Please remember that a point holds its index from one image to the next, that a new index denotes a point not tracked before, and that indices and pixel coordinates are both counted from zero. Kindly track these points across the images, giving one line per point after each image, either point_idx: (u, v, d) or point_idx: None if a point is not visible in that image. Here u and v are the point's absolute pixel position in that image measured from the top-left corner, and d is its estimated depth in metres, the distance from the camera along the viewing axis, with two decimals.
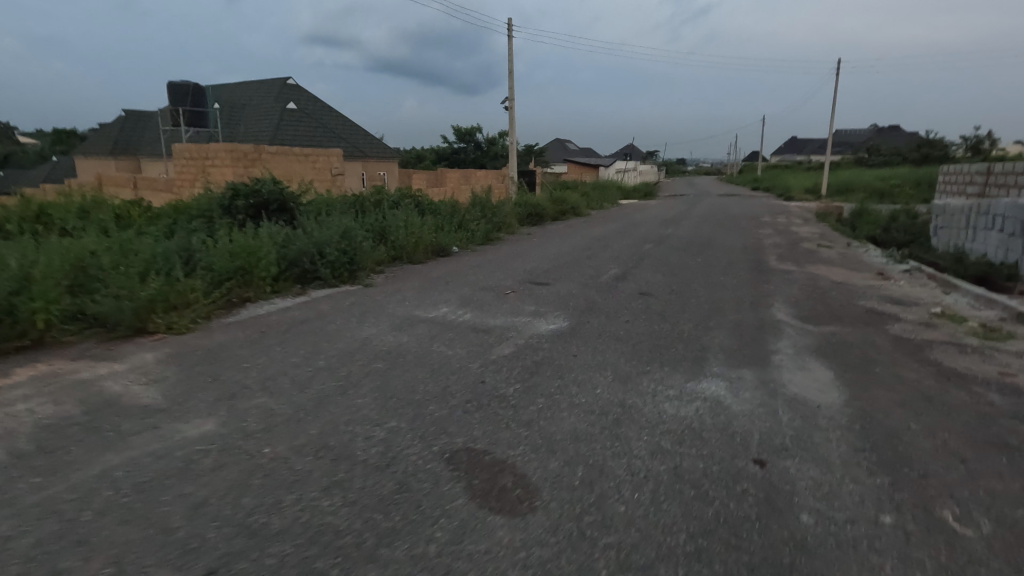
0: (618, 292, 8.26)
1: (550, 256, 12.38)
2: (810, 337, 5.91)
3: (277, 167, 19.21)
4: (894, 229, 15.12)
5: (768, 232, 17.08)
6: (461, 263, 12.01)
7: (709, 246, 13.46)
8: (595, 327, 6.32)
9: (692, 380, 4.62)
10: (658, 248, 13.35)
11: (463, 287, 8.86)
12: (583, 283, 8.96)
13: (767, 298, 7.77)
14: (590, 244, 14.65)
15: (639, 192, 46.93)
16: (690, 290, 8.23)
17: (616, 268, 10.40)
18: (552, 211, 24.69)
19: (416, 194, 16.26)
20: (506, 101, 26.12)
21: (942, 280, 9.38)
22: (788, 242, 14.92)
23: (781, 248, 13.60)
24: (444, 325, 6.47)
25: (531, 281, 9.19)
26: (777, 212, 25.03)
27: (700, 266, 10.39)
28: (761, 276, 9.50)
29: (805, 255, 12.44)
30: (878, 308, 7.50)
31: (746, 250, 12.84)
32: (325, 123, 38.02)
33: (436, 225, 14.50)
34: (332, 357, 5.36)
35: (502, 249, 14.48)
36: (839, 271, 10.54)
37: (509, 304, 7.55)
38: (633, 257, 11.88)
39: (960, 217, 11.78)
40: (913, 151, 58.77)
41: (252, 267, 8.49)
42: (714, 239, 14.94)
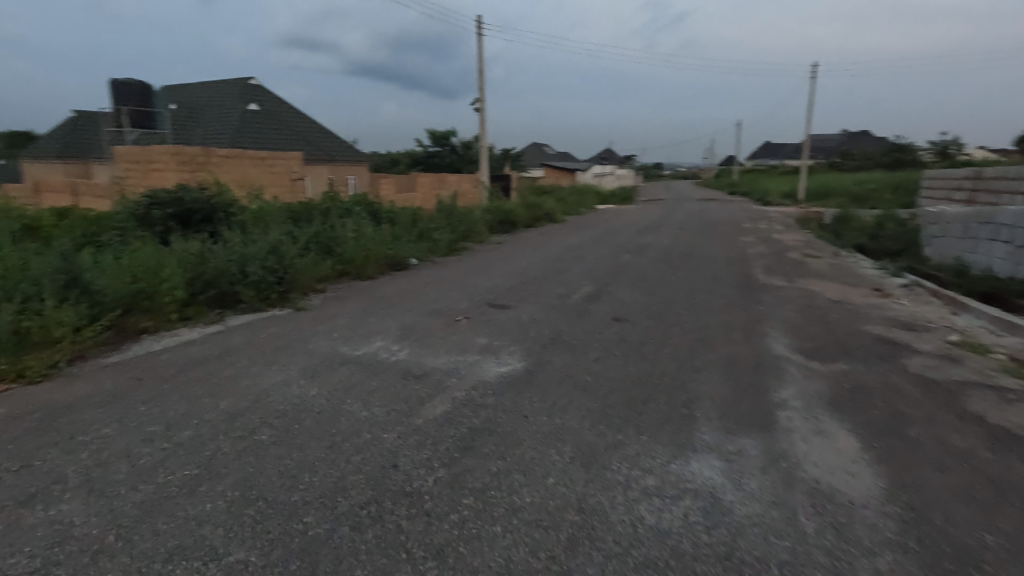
0: (589, 316, 7.13)
1: (516, 270, 11.19)
2: (819, 381, 4.80)
3: (228, 172, 17.67)
4: (882, 237, 14.29)
5: (750, 240, 16.17)
6: (416, 279, 10.75)
7: (690, 257, 12.43)
8: (557, 368, 5.16)
9: (676, 455, 3.48)
10: (635, 260, 12.29)
11: (410, 311, 7.64)
12: (549, 305, 7.79)
13: (760, 324, 6.69)
14: (562, 255, 13.52)
15: (617, 197, 46.11)
16: (670, 314, 7.13)
17: (588, 285, 9.27)
18: (525, 218, 23.51)
19: (374, 201, 14.94)
20: (476, 102, 24.90)
21: (947, 297, 8.44)
22: (773, 251, 13.99)
23: (766, 259, 12.63)
24: (373, 367, 5.25)
25: (491, 303, 7.99)
26: (757, 217, 24.25)
27: (682, 282, 9.33)
28: (749, 294, 8.47)
29: (793, 267, 11.50)
30: (886, 335, 6.49)
31: (729, 262, 11.87)
32: (291, 125, 36.42)
33: (393, 235, 13.19)
34: (211, 421, 4.10)
35: (466, 261, 13.26)
36: (832, 286, 9.58)
37: (459, 334, 6.35)
38: (608, 271, 10.77)
39: (957, 225, 10.91)
40: (886, 156, 59.15)
41: (154, 291, 7.11)
42: (695, 248, 13.94)
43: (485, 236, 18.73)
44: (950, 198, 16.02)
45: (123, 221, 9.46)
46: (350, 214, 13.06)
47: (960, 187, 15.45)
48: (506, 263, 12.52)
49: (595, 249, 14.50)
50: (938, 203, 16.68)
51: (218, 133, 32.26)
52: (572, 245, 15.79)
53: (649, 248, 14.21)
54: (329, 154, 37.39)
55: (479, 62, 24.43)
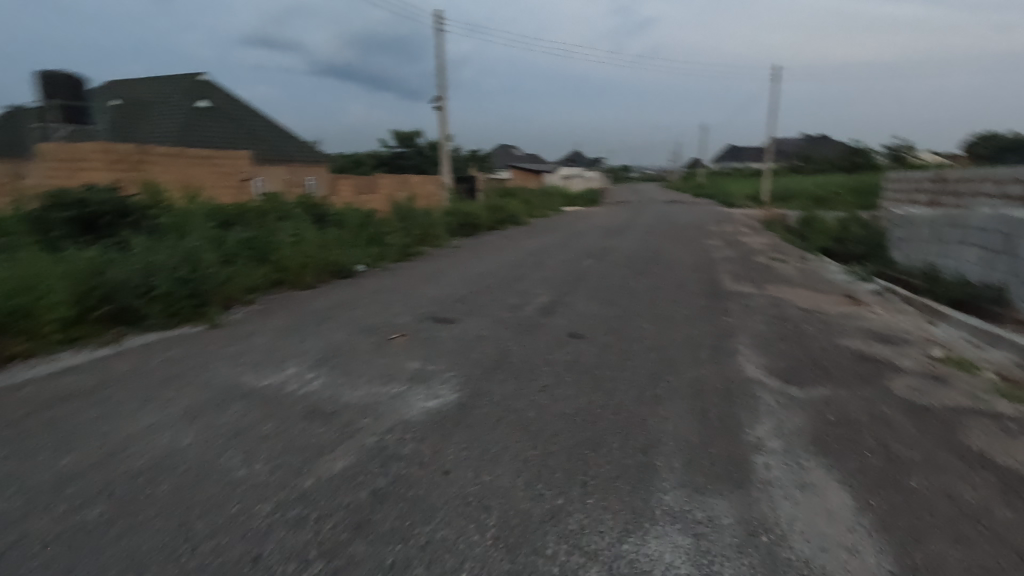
0: (542, 332, 6.37)
1: (470, 278, 10.36)
2: (797, 413, 4.14)
3: (167, 172, 16.32)
4: (848, 240, 13.99)
5: (716, 243, 15.73)
6: (361, 288, 9.81)
7: (655, 262, 11.83)
8: (497, 399, 4.36)
9: (629, 530, 2.73)
10: (598, 266, 11.62)
11: (340, 327, 6.73)
12: (499, 319, 7.00)
13: (728, 339, 6.04)
14: (522, 260, 12.76)
15: (584, 200, 45.72)
16: (631, 329, 6.43)
17: (545, 294, 8.52)
18: (488, 221, 22.69)
19: (321, 203, 13.88)
20: (437, 101, 23.98)
21: (921, 305, 7.99)
22: (740, 255, 13.55)
23: (733, 264, 12.13)
24: (276, 402, 4.36)
25: (434, 317, 7.15)
26: (723, 220, 24.00)
27: (646, 290, 8.67)
28: (717, 304, 7.85)
29: (761, 273, 11.00)
30: (864, 350, 5.92)
31: (695, 268, 11.31)
32: (244, 123, 34.78)
33: (338, 240, 12.18)
34: (38, 486, 3.17)
35: (419, 268, 12.35)
36: (802, 293, 9.06)
37: (390, 356, 5.50)
38: (568, 279, 10.05)
39: (925, 228, 10.57)
40: (845, 159, 60.54)
41: (31, 308, 6.02)
42: (661, 252, 13.39)
43: (444, 240, 17.83)
44: (912, 200, 15.89)
45: (16, 225, 8.27)
46: (291, 217, 12.02)
47: (922, 189, 15.31)
48: (460, 270, 11.68)
49: (557, 253, 13.80)
50: (901, 205, 16.56)
51: (165, 131, 30.47)
52: (533, 249, 15.05)
53: (613, 252, 13.57)
54: (286, 154, 35.85)
55: (439, 59, 23.51)
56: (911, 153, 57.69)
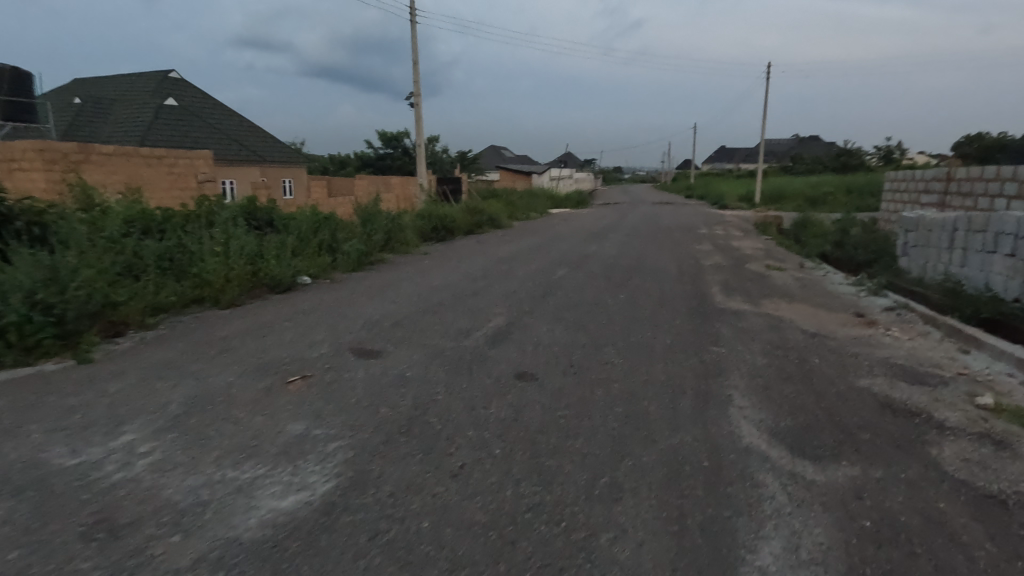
0: (484, 371, 5.05)
1: (423, 293, 9.02)
2: (819, 519, 2.83)
3: (113, 172, 13.96)
4: (849, 245, 12.76)
5: (706, 249, 14.50)
6: (295, 305, 8.47)
7: (637, 272, 10.56)
8: (385, 494, 3.02)
9: None
10: (573, 277, 10.30)
11: (234, 364, 5.37)
12: (436, 351, 5.67)
13: (718, 382, 4.73)
14: (489, 270, 11.42)
15: (572, 201, 44.46)
16: (596, 366, 5.11)
17: (503, 315, 7.19)
18: (465, 224, 21.33)
19: (268, 207, 12.48)
20: (411, 98, 22.66)
21: (946, 327, 6.73)
22: (731, 262, 12.32)
23: (724, 273, 10.88)
24: (62, 500, 3.00)
25: (358, 348, 5.81)
26: (714, 223, 22.81)
27: (621, 310, 7.37)
28: (704, 327, 6.55)
29: (756, 284, 9.72)
30: (892, 394, 4.63)
31: (681, 278, 10.02)
32: (216, 123, 33.31)
33: (280, 249, 10.78)
34: None
35: (373, 278, 10.98)
36: (805, 310, 7.78)
37: (271, 413, 4.15)
38: (536, 294, 8.73)
39: (939, 233, 9.34)
40: (836, 160, 59.77)
41: None
42: (645, 261, 12.14)
43: (412, 245, 16.49)
44: (915, 201, 14.74)
45: None
46: (226, 225, 10.66)
47: (926, 189, 14.16)
48: (417, 281, 10.32)
49: (531, 261, 12.49)
50: (904, 207, 15.38)
51: (128, 130, 28.92)
52: (506, 256, 13.73)
53: (592, 260, 12.28)
54: (260, 155, 34.36)
55: (413, 53, 22.23)
56: (903, 153, 57.02)
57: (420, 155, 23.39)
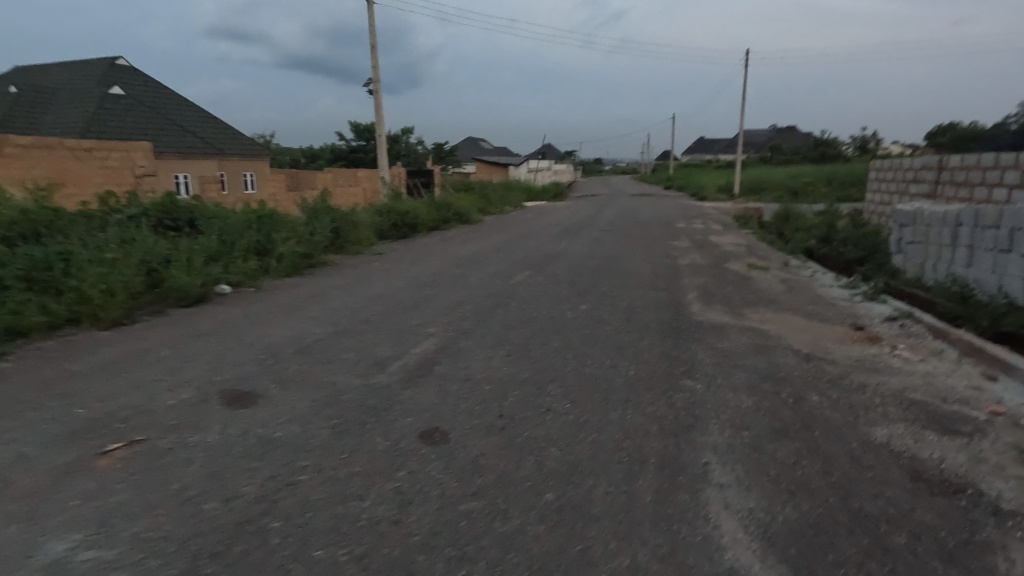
0: (382, 427, 3.78)
1: (354, 306, 7.71)
2: None
3: (30, 165, 11.15)
4: (837, 241, 11.76)
5: (683, 246, 13.40)
6: (195, 321, 7.11)
7: (606, 275, 9.37)
8: None
9: None
10: (533, 281, 9.07)
11: (57, 419, 4.03)
12: (331, 394, 4.39)
13: (691, 441, 3.52)
14: (441, 274, 10.14)
15: (549, 193, 43.15)
16: (534, 417, 3.88)
17: (437, 336, 5.93)
18: (430, 219, 19.94)
19: (190, 206, 11.01)
20: (369, 85, 21.18)
21: (963, 343, 5.63)
22: (709, 262, 11.21)
23: (703, 275, 9.74)
24: None
25: (233, 390, 4.50)
26: (693, 216, 21.78)
27: (579, 327, 6.15)
28: (676, 349, 5.37)
29: (738, 288, 8.60)
30: (920, 452, 3.48)
31: (654, 282, 8.87)
32: (167, 114, 31.34)
33: (195, 253, 9.36)
34: None
35: (306, 285, 9.62)
36: (795, 322, 6.65)
37: (46, 514, 2.84)
38: (485, 305, 7.49)
39: (941, 227, 8.28)
40: (814, 150, 59.50)
41: None
42: (615, 261, 10.96)
43: (366, 244, 15.11)
44: (904, 191, 13.77)
45: None
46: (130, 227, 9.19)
47: (916, 179, 13.18)
48: (353, 289, 8.98)
49: (490, 262, 11.22)
50: (891, 198, 14.41)
51: (68, 120, 26.86)
52: (465, 257, 12.44)
53: (558, 261, 11.06)
54: (216, 148, 32.49)
55: (371, 37, 20.77)
56: (879, 143, 56.95)
57: (381, 146, 21.89)
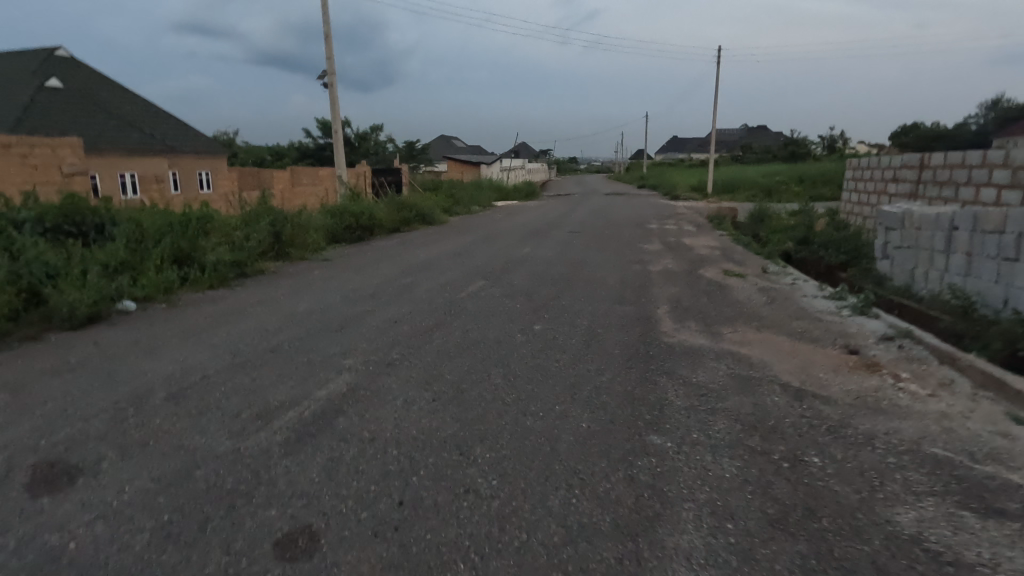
0: (231, 528, 2.70)
1: (271, 326, 6.57)
2: None
3: None
4: (816, 244, 11.02)
5: (655, 250, 12.54)
6: (71, 349, 5.88)
7: (569, 286, 8.40)
8: None
9: None
10: (486, 293, 8.03)
11: None
12: (184, 466, 3.28)
13: (656, 545, 2.53)
14: (385, 284, 9.04)
15: (521, 191, 42.12)
16: (446, 504, 2.84)
17: (354, 371, 4.86)
18: (389, 221, 18.76)
19: (101, 210, 9.67)
20: (324, 77, 19.89)
21: (976, 372, 4.78)
22: (683, 267, 10.35)
23: (676, 283, 8.85)
24: None
25: (53, 463, 3.35)
26: (666, 216, 21.03)
27: (528, 356, 5.14)
28: (642, 387, 4.41)
29: (713, 299, 7.72)
30: (964, 553, 2.56)
31: (621, 293, 7.94)
32: (112, 109, 29.40)
33: (96, 265, 8.08)
34: None
35: (229, 299, 8.42)
36: (779, 344, 5.75)
37: None
38: (425, 324, 6.43)
39: (933, 231, 7.51)
40: (784, 149, 59.86)
41: None
42: (582, 267, 10.02)
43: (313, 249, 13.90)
44: (882, 191, 13.14)
45: None
46: (16, 235, 7.87)
47: (895, 178, 12.54)
48: (279, 304, 7.82)
49: (443, 270, 10.15)
50: (869, 198, 13.79)
51: None
52: (419, 263, 11.35)
53: (520, 268, 10.07)
54: (166, 145, 30.66)
55: (325, 26, 19.51)
56: (847, 143, 57.62)
57: (337, 143, 20.60)
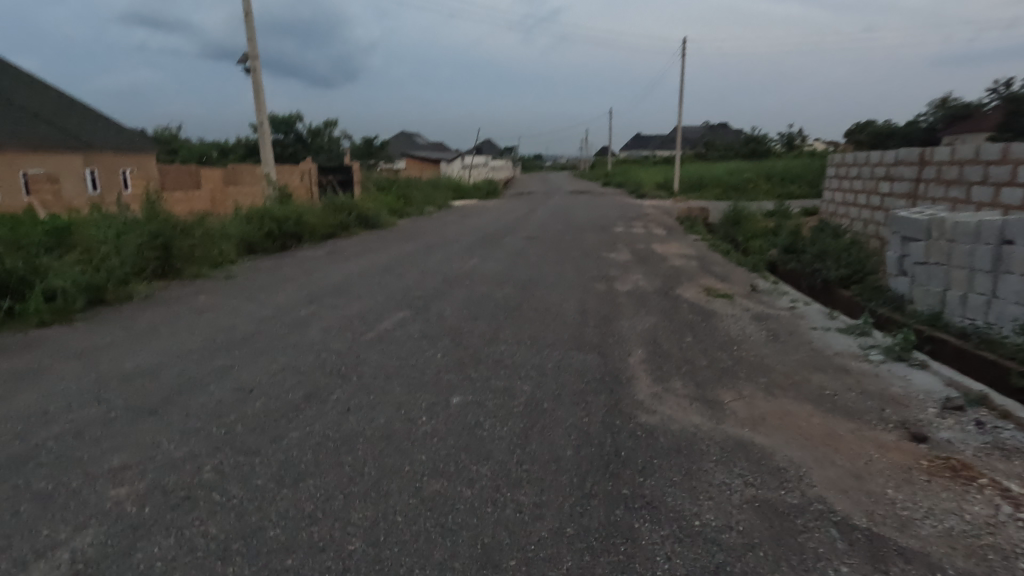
0: None
1: (62, 401, 4.42)
2: None
3: None
4: (809, 254, 9.38)
5: (623, 261, 10.77)
6: None
7: (514, 318, 6.47)
8: None
9: None
10: (402, 333, 6.00)
11: None
12: None
13: None
14: (277, 317, 6.95)
15: (481, 190, 40.09)
16: None
17: (115, 519, 2.81)
18: (322, 226, 16.41)
19: None
20: (246, 62, 17.48)
21: None
22: (656, 285, 8.58)
23: (649, 309, 7.04)
24: None
25: None
26: (634, 217, 19.36)
27: (427, 470, 3.19)
28: (609, 559, 2.47)
29: (701, 336, 5.87)
30: None
31: (580, 329, 6.03)
32: (18, 101, 26.22)
33: None
34: None
35: (48, 342, 6.16)
36: (807, 421, 3.92)
37: None
38: (292, 394, 4.36)
39: (973, 244, 5.89)
40: (745, 146, 59.64)
41: None
42: (534, 287, 8.14)
43: (215, 264, 11.59)
44: (872, 190, 11.70)
45: None
46: None
47: (888, 175, 11.08)
48: (108, 354, 5.63)
49: (361, 294, 8.09)
50: (856, 198, 12.34)
51: None
52: (336, 283, 9.20)
53: (458, 289, 8.12)
54: (80, 141, 27.43)
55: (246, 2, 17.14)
56: (804, 139, 57.97)
57: (264, 138, 18.15)
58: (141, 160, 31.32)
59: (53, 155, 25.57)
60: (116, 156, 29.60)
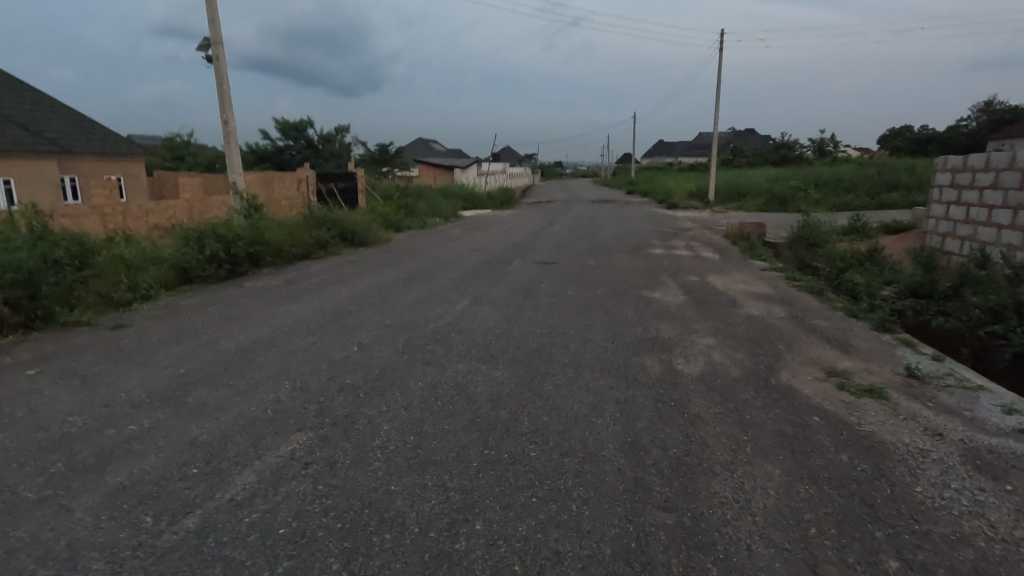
0: None
1: None
2: None
3: None
4: (977, 307, 6.00)
5: (676, 306, 7.51)
6: None
7: (501, 466, 3.30)
8: None
9: None
10: (259, 519, 2.86)
11: None
12: None
13: None
14: (78, 441, 3.84)
15: (495, 200, 37.07)
16: None
17: None
18: (291, 245, 13.42)
19: None
20: (209, 47, 14.70)
21: None
22: (743, 360, 5.32)
23: (755, 432, 3.79)
24: None
25: None
26: (672, 233, 16.08)
27: None
28: None
29: (908, 551, 2.61)
30: None
31: (633, 518, 2.82)
32: None
33: None
34: None
35: None
36: None
37: None
38: None
39: None
40: (776, 152, 55.84)
41: None
42: (543, 368, 4.95)
43: (117, 305, 8.58)
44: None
45: None
46: None
47: None
48: None
49: (265, 378, 4.99)
50: (996, 216, 8.91)
51: None
52: (251, 345, 6.11)
53: (421, 372, 4.97)
54: (56, 144, 25.01)
55: None
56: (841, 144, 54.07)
57: (230, 140, 15.23)
58: (128, 166, 28.95)
59: (25, 161, 23.31)
60: (99, 162, 27.33)
